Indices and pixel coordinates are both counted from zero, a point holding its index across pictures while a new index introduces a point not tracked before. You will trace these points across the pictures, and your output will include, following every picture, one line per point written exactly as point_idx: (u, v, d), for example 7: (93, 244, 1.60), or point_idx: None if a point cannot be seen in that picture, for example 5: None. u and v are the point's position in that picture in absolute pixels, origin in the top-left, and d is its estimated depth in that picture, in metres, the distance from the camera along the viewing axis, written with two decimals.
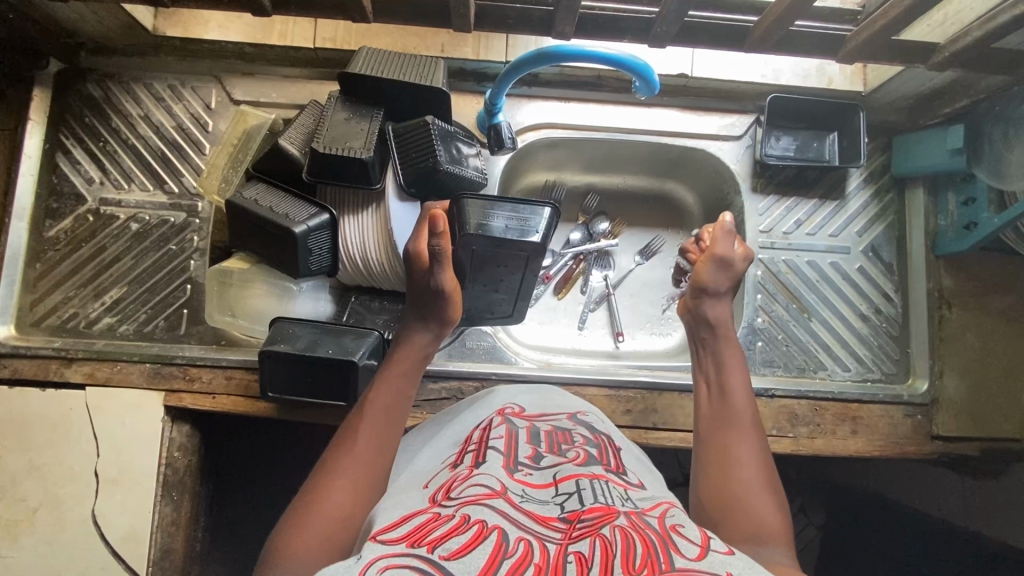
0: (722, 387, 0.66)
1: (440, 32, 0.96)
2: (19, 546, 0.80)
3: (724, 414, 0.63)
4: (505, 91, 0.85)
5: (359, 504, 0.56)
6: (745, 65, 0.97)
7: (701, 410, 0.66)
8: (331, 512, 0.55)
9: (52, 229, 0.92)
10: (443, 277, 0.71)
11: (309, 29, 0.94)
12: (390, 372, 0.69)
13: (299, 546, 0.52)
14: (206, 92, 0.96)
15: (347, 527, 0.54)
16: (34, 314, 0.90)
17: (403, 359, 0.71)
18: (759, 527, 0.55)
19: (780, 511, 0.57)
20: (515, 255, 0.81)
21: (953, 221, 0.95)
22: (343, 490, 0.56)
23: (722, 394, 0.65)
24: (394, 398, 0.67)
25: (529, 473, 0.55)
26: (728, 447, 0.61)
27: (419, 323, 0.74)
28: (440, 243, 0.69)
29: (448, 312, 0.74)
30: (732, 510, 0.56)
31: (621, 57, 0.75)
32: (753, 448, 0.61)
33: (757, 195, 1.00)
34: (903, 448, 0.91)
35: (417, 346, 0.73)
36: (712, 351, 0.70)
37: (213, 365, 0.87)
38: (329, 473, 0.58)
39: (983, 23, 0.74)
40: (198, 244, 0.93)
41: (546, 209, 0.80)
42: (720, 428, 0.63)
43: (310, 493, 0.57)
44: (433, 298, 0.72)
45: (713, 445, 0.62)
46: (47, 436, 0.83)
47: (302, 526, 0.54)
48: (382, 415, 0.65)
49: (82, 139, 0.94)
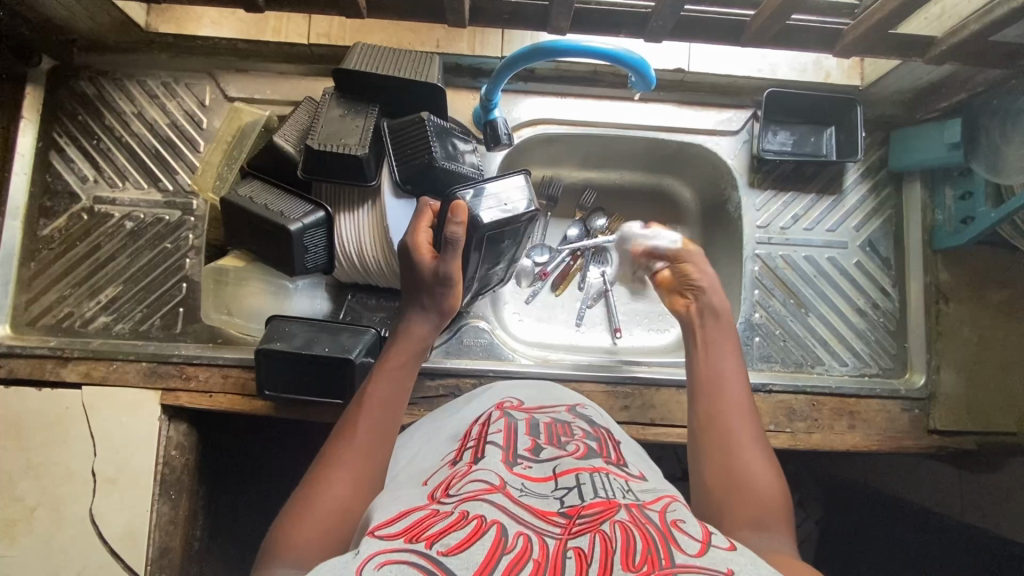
0: (716, 373, 0.65)
1: (435, 28, 0.95)
2: (18, 546, 0.80)
3: (719, 398, 0.63)
4: (501, 86, 0.84)
5: (358, 498, 0.56)
6: (742, 59, 0.97)
7: (693, 396, 0.65)
8: (331, 505, 0.54)
9: (45, 228, 0.91)
10: (451, 262, 0.71)
11: (303, 25, 0.93)
12: (391, 362, 0.68)
13: (299, 538, 0.52)
14: (200, 89, 0.95)
15: (346, 521, 0.54)
16: (29, 313, 0.90)
17: (400, 350, 0.70)
18: (762, 506, 0.55)
19: (783, 489, 0.57)
20: (513, 228, 0.82)
21: (949, 215, 0.95)
22: (343, 483, 0.56)
23: (719, 377, 0.64)
24: (394, 389, 0.66)
25: (529, 466, 0.55)
26: (726, 430, 0.60)
27: (418, 311, 0.73)
28: (457, 231, 0.71)
29: (448, 303, 0.73)
30: (735, 496, 0.56)
31: (618, 53, 0.74)
32: (752, 430, 0.61)
33: (755, 190, 1.00)
34: (900, 443, 0.91)
35: (418, 335, 0.71)
36: (707, 335, 0.69)
37: (209, 364, 0.87)
38: (329, 464, 0.58)
39: (981, 16, 0.74)
40: (193, 243, 0.92)
41: (518, 176, 0.82)
42: (718, 412, 0.62)
43: (310, 484, 0.56)
44: (438, 288, 0.72)
45: (711, 430, 0.61)
46: (43, 436, 0.82)
47: (301, 518, 0.53)
48: (382, 406, 0.64)
49: (75, 137, 0.93)
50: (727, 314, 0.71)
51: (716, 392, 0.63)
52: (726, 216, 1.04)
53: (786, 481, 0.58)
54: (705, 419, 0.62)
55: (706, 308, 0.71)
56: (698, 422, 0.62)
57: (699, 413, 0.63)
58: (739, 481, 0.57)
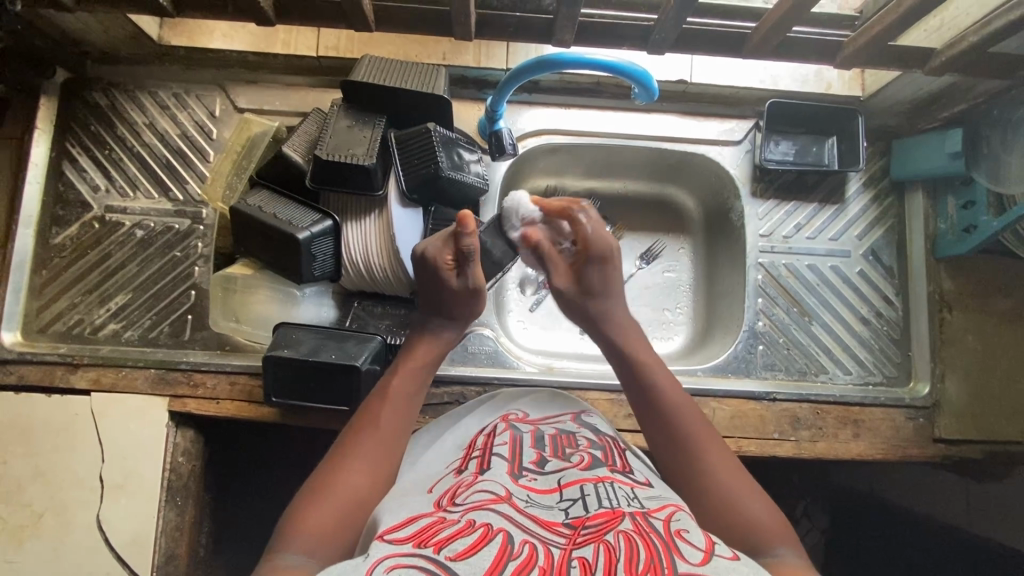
0: (670, 413, 0.65)
1: (441, 41, 0.97)
2: (25, 550, 0.81)
3: (685, 437, 0.63)
4: (506, 97, 0.86)
5: (375, 491, 0.58)
6: (745, 71, 0.98)
7: (659, 442, 0.65)
8: (349, 494, 0.56)
9: (58, 236, 0.93)
10: (473, 274, 0.75)
11: (312, 38, 0.95)
12: (411, 363, 0.71)
13: (313, 527, 0.53)
14: (210, 101, 0.97)
15: (362, 511, 0.55)
16: (40, 320, 0.91)
17: (423, 352, 0.73)
18: (755, 526, 0.55)
19: (774, 509, 0.57)
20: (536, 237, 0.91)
21: (952, 224, 0.96)
22: (362, 473, 0.58)
23: (676, 417, 0.65)
24: (413, 387, 0.68)
25: (534, 478, 0.55)
26: (697, 458, 0.61)
27: (444, 321, 0.77)
28: (473, 242, 0.74)
29: (474, 310, 0.78)
30: (726, 523, 0.56)
31: (620, 64, 0.76)
32: (721, 453, 0.62)
33: (758, 199, 1.01)
34: (905, 452, 0.91)
35: (444, 342, 0.76)
36: (641, 376, 0.69)
37: (216, 370, 0.88)
38: (346, 456, 0.59)
39: (978, 28, 0.75)
40: (202, 251, 0.94)
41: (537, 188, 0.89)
42: (680, 438, 0.63)
43: (326, 474, 0.58)
44: (462, 299, 0.76)
45: (682, 458, 0.62)
46: (52, 441, 0.83)
47: (316, 508, 0.54)
48: (401, 403, 0.66)
49: (88, 147, 0.95)
50: (641, 345, 0.73)
51: (676, 426, 0.64)
52: (729, 225, 1.04)
53: (768, 497, 0.59)
54: (681, 460, 0.62)
55: (606, 343, 0.74)
56: (661, 453, 0.64)
57: (669, 456, 0.63)
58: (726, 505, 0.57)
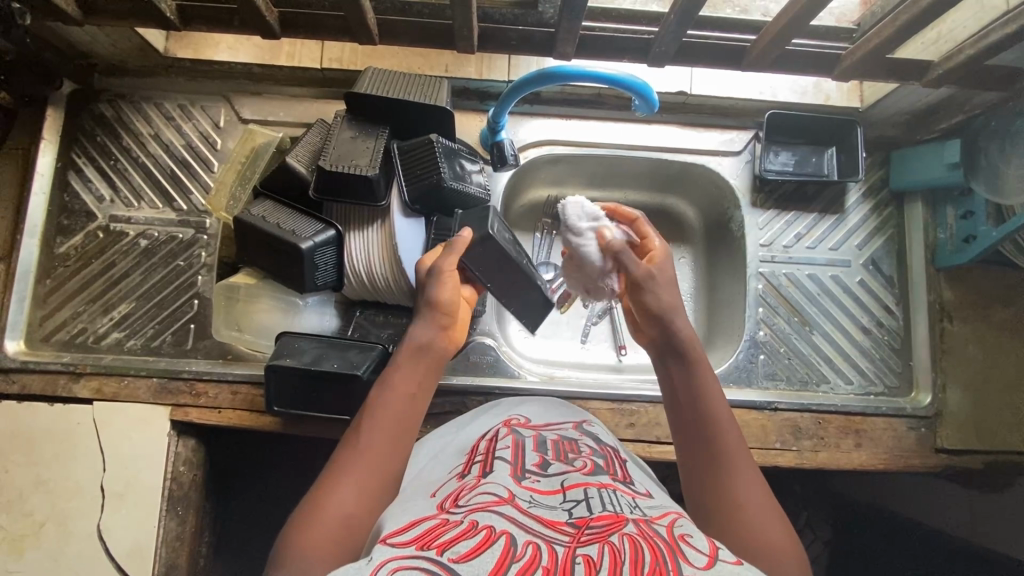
0: (702, 418, 0.63)
1: (444, 53, 0.99)
2: (24, 560, 0.81)
3: (713, 448, 0.61)
4: (508, 109, 0.87)
5: (367, 506, 0.56)
6: (744, 83, 1.00)
7: (686, 452, 0.63)
8: (340, 510, 0.55)
9: (62, 246, 0.93)
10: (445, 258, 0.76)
11: (315, 51, 0.98)
12: (401, 368, 0.68)
13: (304, 550, 0.52)
14: (215, 112, 0.98)
15: (353, 527, 0.55)
16: (44, 329, 0.91)
17: (412, 355, 0.70)
18: (766, 549, 0.53)
19: (788, 530, 0.56)
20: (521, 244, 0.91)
21: (952, 234, 0.96)
22: (351, 489, 0.56)
23: (707, 422, 0.63)
24: (407, 394, 0.66)
25: (537, 480, 0.56)
26: (721, 472, 0.59)
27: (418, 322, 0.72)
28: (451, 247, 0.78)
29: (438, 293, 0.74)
30: (744, 546, 0.54)
31: (620, 77, 0.77)
32: (745, 467, 0.59)
33: (758, 209, 1.01)
34: (907, 461, 0.91)
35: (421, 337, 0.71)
36: (683, 374, 0.67)
37: (219, 380, 0.88)
38: (338, 472, 0.58)
39: (975, 42, 0.76)
40: (205, 260, 0.94)
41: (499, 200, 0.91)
42: (707, 454, 0.61)
43: (316, 493, 0.56)
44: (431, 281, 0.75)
45: (708, 467, 0.60)
46: (56, 450, 0.84)
47: (307, 531, 0.53)
48: (393, 413, 0.64)
49: (93, 157, 0.95)
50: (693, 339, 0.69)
51: (707, 432, 0.62)
52: (729, 235, 1.05)
53: (787, 517, 0.57)
54: (705, 473, 0.60)
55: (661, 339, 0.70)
56: (688, 466, 0.62)
57: (694, 468, 0.61)
58: (749, 526, 0.55)
